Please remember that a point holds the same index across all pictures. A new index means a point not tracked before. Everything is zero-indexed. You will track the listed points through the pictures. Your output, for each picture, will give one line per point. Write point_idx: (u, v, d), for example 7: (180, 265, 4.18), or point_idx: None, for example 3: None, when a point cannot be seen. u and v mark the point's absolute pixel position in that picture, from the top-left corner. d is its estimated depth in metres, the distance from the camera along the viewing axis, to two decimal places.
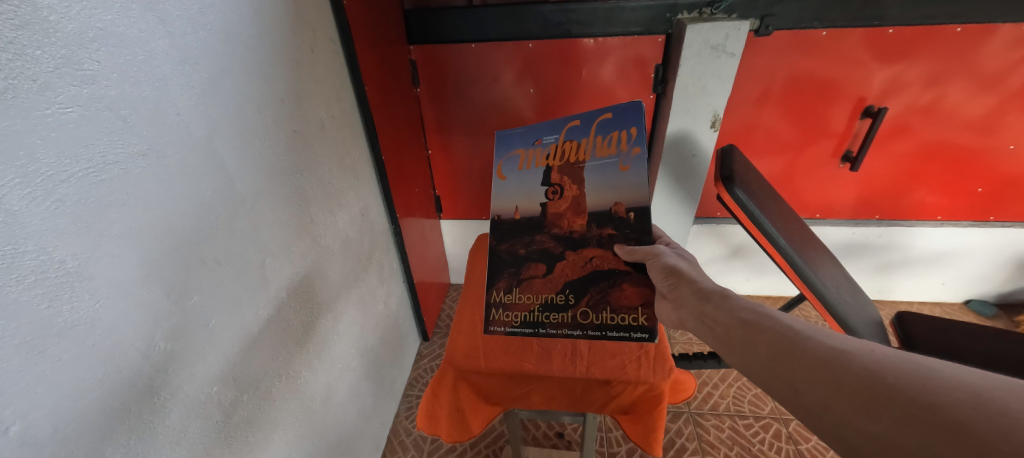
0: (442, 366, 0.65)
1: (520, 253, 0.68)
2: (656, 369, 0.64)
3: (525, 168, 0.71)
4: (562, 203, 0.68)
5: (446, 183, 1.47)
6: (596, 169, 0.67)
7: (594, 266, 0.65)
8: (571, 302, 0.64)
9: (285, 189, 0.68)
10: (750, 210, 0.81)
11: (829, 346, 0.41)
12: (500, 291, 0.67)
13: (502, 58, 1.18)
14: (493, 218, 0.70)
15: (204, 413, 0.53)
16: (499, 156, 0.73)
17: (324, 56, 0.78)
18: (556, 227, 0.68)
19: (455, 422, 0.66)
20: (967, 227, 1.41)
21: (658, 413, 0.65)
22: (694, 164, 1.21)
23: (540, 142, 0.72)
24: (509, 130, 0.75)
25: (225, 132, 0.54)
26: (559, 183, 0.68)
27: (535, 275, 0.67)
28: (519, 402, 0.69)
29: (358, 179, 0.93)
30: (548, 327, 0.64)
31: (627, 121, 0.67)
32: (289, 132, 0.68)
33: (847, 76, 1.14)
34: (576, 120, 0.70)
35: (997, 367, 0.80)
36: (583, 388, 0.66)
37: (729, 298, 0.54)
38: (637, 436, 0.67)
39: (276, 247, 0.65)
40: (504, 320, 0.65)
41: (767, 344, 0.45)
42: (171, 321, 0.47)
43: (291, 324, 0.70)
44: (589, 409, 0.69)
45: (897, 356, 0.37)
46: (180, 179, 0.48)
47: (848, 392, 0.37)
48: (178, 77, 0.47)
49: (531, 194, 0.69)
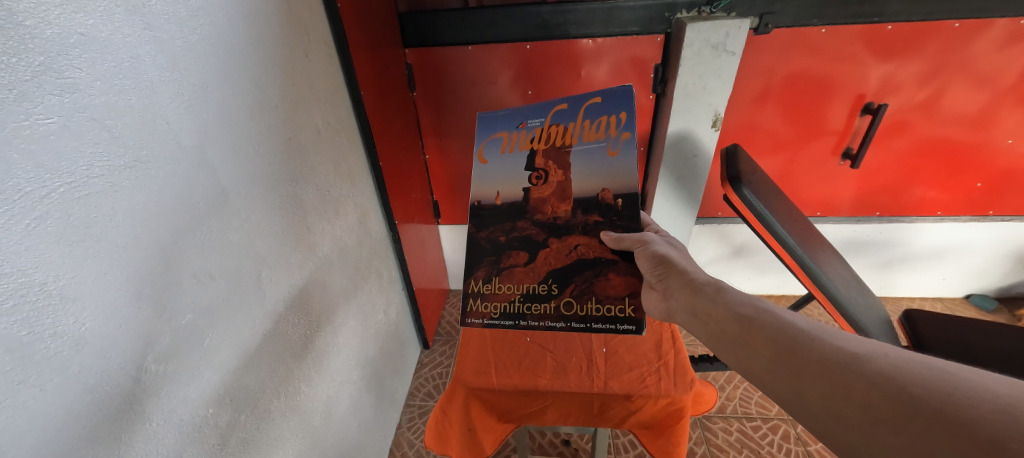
0: (453, 382, 0.62)
1: (501, 241, 0.66)
2: (678, 382, 0.61)
3: (508, 152, 0.69)
4: (546, 188, 0.66)
5: (444, 188, 1.45)
6: (582, 154, 0.66)
7: (578, 254, 0.64)
8: (554, 292, 0.62)
9: (280, 199, 0.65)
10: (757, 210, 0.79)
11: (836, 348, 0.39)
12: (479, 280, 0.65)
13: (498, 60, 1.16)
14: (472, 203, 0.68)
15: (200, 436, 0.50)
16: (480, 139, 0.71)
17: (319, 61, 0.76)
18: (538, 213, 0.66)
19: (466, 444, 0.62)
20: (967, 222, 1.41)
21: (680, 427, 0.61)
22: (695, 164, 1.20)
23: (524, 125, 0.70)
24: (492, 112, 0.72)
25: (217, 141, 0.52)
26: (543, 167, 0.66)
27: (515, 265, 0.65)
28: (532, 419, 0.65)
29: (355, 185, 0.91)
30: (529, 319, 0.62)
31: (616, 106, 0.66)
32: (284, 139, 0.65)
33: (845, 73, 1.14)
34: (563, 103, 0.68)
35: (1009, 364, 0.79)
36: (601, 403, 0.62)
37: (721, 289, 0.52)
38: (658, 452, 0.62)
39: (272, 259, 0.63)
40: (482, 312, 0.63)
41: (766, 341, 0.44)
42: (163, 341, 0.45)
43: (290, 338, 0.67)
44: (609, 424, 0.63)
45: (913, 363, 0.35)
46: (169, 193, 0.45)
47: (860, 399, 0.35)
48: (166, 85, 0.45)
49: (513, 179, 0.68)
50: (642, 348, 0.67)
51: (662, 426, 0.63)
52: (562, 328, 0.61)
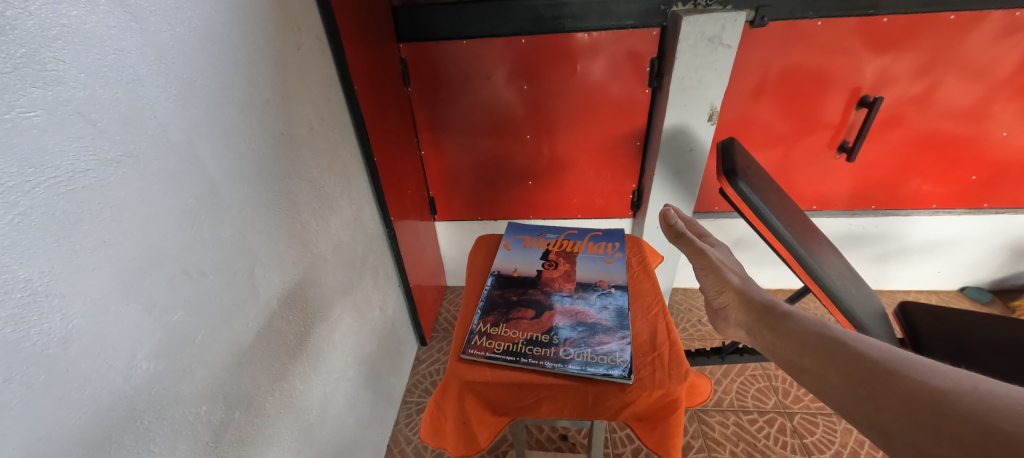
0: (445, 376, 0.55)
1: (512, 299, 0.65)
2: (673, 374, 0.53)
3: (526, 247, 0.77)
4: (555, 272, 0.70)
5: (440, 184, 1.44)
6: (585, 259, 0.73)
7: (579, 317, 0.61)
8: (556, 341, 0.57)
9: (273, 196, 0.65)
10: (754, 204, 0.78)
11: (916, 380, 0.35)
12: (487, 323, 0.61)
13: (494, 55, 1.15)
14: (492, 271, 0.71)
15: (193, 434, 0.50)
16: (507, 235, 0.80)
17: (311, 55, 0.75)
18: (546, 286, 0.67)
19: (462, 434, 0.58)
20: (962, 215, 1.42)
21: (675, 418, 0.55)
22: (691, 157, 1.20)
23: (544, 235, 0.80)
24: (518, 223, 0.84)
25: (207, 136, 0.51)
26: (555, 259, 0.73)
27: (523, 317, 0.62)
28: (527, 412, 0.58)
29: (349, 181, 0.90)
30: (530, 358, 0.55)
31: (614, 237, 0.79)
32: (276, 134, 0.65)
33: (841, 67, 1.14)
34: (573, 229, 0.81)
35: (1001, 352, 0.79)
36: (595, 395, 0.54)
37: (784, 312, 0.51)
38: (653, 444, 0.58)
39: (265, 255, 0.62)
40: (484, 346, 0.57)
41: (833, 366, 0.41)
42: (154, 338, 0.44)
43: (284, 335, 0.67)
44: (602, 417, 0.56)
45: (1007, 398, 0.30)
46: (157, 188, 0.45)
47: (939, 434, 0.31)
48: (152, 77, 0.44)
49: (528, 262, 0.73)
50: (634, 340, 0.58)
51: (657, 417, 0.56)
52: (560, 371, 0.53)
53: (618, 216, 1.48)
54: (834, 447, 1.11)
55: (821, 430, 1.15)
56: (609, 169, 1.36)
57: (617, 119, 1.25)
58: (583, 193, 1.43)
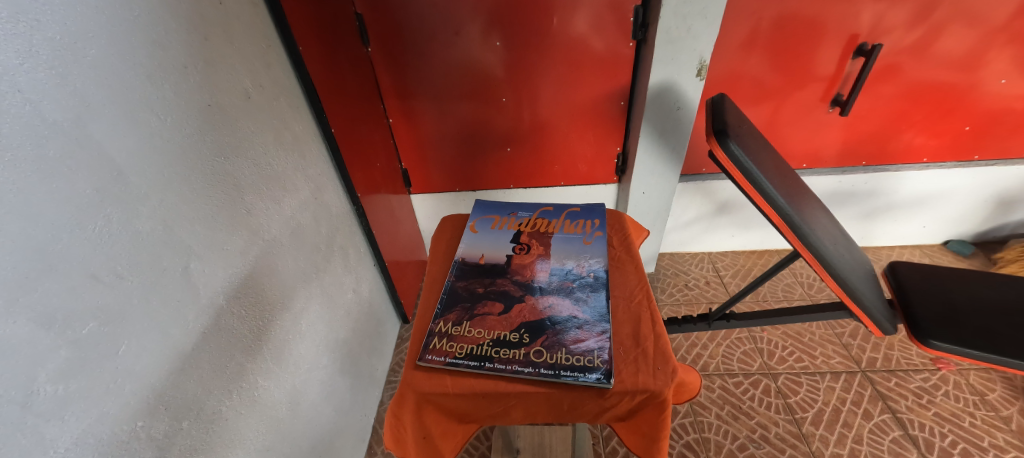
0: (400, 388, 0.50)
1: (478, 291, 0.60)
2: (657, 372, 0.49)
3: (496, 229, 0.71)
4: (527, 257, 0.65)
5: (413, 155, 1.35)
6: (561, 241, 0.68)
7: (550, 311, 0.56)
8: (525, 342, 0.53)
9: (207, 180, 0.56)
10: (746, 168, 0.71)
11: None
12: (448, 322, 0.56)
13: (463, 7, 1.03)
14: (456, 259, 0.65)
15: (130, 453, 0.45)
16: (474, 215, 0.74)
17: (239, 9, 0.64)
18: (518, 275, 0.62)
19: (424, 450, 0.53)
20: (952, 168, 1.39)
21: (660, 424, 0.51)
22: (678, 118, 1.13)
23: (515, 214, 0.74)
24: (488, 200, 0.78)
25: (103, 115, 0.42)
26: (527, 242, 0.67)
27: (489, 313, 0.57)
28: (496, 421, 0.54)
29: (304, 157, 0.82)
30: (496, 363, 0.50)
31: (592, 214, 0.74)
32: (201, 107, 0.55)
33: (839, 12, 1.05)
34: (548, 206, 0.75)
35: (992, 308, 0.79)
36: (571, 402, 0.50)
37: None
38: (635, 444, 0.54)
39: (201, 248, 0.55)
40: (444, 351, 0.52)
41: None
42: (57, 357, 0.38)
43: (238, 331, 0.61)
44: (581, 421, 0.52)
45: None
46: (37, 179, 0.37)
47: None
48: (6, 41, 0.34)
49: (498, 246, 0.67)
50: (615, 334, 0.54)
51: (640, 420, 0.52)
52: (530, 377, 0.49)
53: (602, 182, 1.41)
54: (818, 405, 1.13)
55: (805, 389, 1.17)
56: (591, 133, 1.28)
57: (599, 78, 1.15)
58: (565, 159, 1.35)
